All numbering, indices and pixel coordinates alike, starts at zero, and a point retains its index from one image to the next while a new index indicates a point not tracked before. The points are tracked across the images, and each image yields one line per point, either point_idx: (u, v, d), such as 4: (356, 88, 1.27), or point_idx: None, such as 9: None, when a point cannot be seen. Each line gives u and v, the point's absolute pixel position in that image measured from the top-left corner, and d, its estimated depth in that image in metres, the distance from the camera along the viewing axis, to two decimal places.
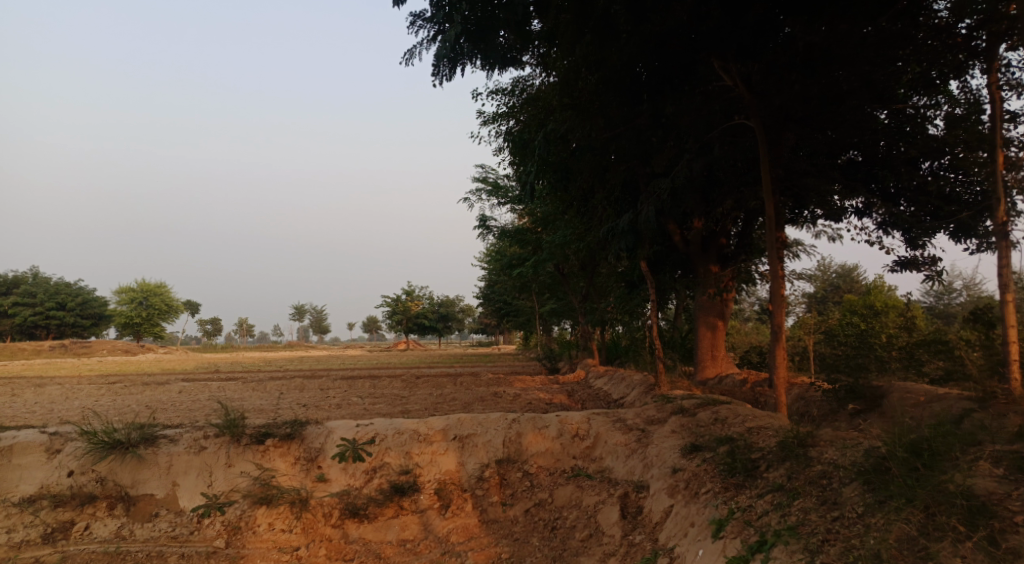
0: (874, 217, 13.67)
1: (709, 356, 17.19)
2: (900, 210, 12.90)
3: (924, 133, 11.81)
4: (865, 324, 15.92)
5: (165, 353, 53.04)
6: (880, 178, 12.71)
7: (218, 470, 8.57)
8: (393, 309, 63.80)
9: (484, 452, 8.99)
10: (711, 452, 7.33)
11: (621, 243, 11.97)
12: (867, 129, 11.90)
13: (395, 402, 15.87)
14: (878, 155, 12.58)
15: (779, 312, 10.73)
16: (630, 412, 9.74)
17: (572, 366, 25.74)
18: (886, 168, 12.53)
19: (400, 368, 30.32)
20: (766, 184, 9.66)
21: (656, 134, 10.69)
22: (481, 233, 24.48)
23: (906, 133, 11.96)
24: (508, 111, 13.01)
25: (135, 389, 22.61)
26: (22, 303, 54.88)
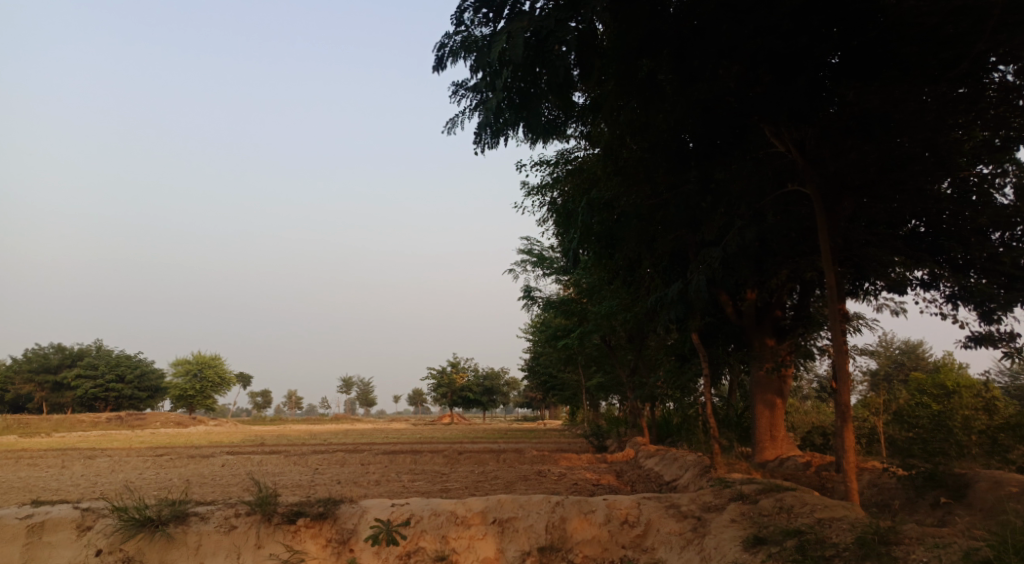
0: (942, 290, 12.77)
1: (767, 436, 16.18)
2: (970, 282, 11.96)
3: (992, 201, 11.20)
4: (939, 404, 14.79)
5: (215, 425, 53.60)
6: (947, 249, 11.90)
7: (247, 552, 8.18)
8: (438, 382, 63.44)
9: (526, 538, 8.37)
10: (777, 546, 6.62)
11: (671, 314, 11.50)
12: (929, 198, 11.35)
13: (437, 479, 15.31)
14: (942, 225, 11.86)
15: (845, 389, 9.93)
16: (685, 497, 9.03)
17: (621, 444, 24.75)
18: (952, 239, 11.80)
19: (444, 443, 29.66)
20: (826, 251, 9.18)
21: (706, 201, 10.41)
22: (526, 305, 24.24)
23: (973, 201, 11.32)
24: (552, 182, 12.95)
25: (180, 462, 22.58)
26: (85, 374, 56.71)
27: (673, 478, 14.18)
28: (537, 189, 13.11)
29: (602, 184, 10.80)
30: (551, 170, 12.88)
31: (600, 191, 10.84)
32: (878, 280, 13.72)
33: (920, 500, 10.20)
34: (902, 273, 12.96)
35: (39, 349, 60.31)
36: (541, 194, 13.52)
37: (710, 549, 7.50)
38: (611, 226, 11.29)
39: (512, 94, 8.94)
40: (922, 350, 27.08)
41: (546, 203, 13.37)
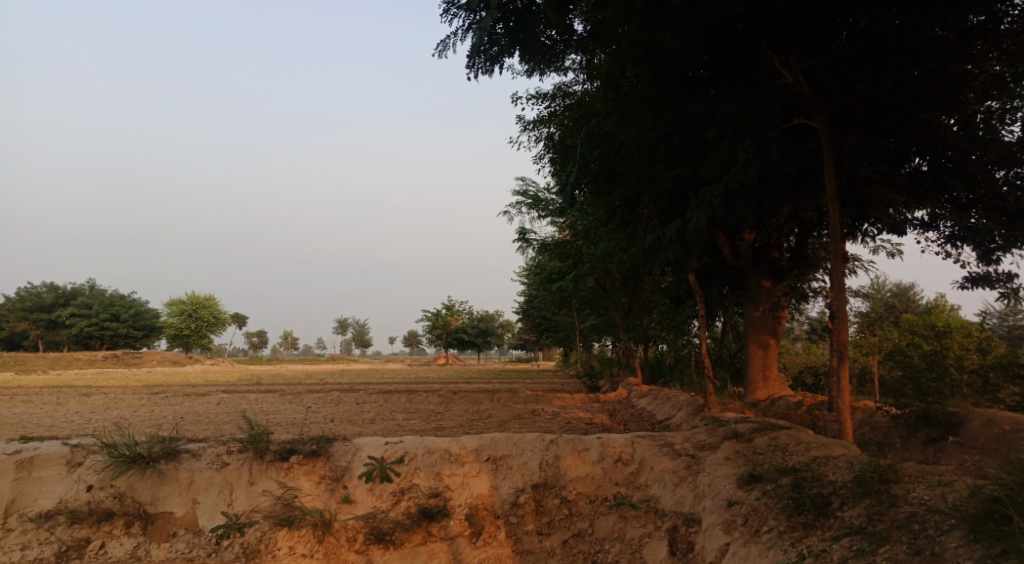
0: (942, 230, 12.53)
1: (760, 376, 16.24)
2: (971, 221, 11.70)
3: (998, 138, 10.86)
4: (932, 344, 14.77)
5: (211, 365, 53.93)
6: (950, 187, 11.59)
7: (239, 488, 8.15)
8: (433, 324, 63.66)
9: (519, 476, 8.36)
10: (772, 484, 6.58)
11: (669, 253, 11.25)
12: (935, 134, 10.99)
13: (430, 418, 15.37)
14: (946, 163, 11.54)
15: (842, 328, 9.75)
16: (679, 436, 9.00)
17: (614, 384, 24.93)
18: (955, 176, 11.51)
19: (439, 383, 29.86)
20: (831, 187, 8.90)
21: (710, 133, 10.05)
22: (520, 246, 23.97)
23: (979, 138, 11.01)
24: (548, 118, 12.50)
25: (176, 400, 22.67)
26: (79, 313, 56.62)
27: (666, 418, 14.24)
28: (533, 124, 12.66)
29: (601, 115, 10.38)
30: (548, 104, 12.41)
31: (600, 121, 10.41)
32: (878, 222, 13.49)
33: (912, 439, 10.23)
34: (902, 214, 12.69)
35: (32, 289, 60.01)
36: (536, 130, 13.08)
37: (704, 486, 7.46)
38: (610, 161, 10.92)
39: (506, 12, 8.49)
40: (915, 294, 27.10)
41: (542, 139, 12.95)
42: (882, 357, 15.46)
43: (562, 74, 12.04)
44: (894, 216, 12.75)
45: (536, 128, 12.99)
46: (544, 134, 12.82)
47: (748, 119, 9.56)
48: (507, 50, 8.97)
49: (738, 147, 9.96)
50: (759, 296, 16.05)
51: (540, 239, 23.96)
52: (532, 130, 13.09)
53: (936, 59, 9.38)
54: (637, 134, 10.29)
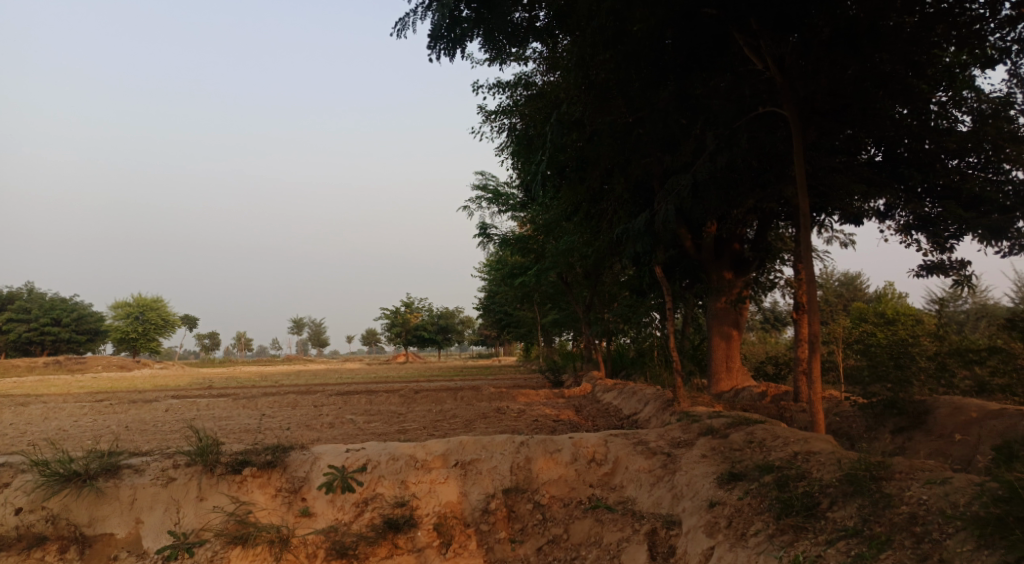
0: (897, 220, 12.55)
1: (724, 367, 16.19)
2: (926, 210, 11.71)
3: (952, 128, 10.95)
4: (890, 331, 14.91)
5: (162, 369, 51.99)
6: (906, 178, 11.56)
7: (187, 504, 7.55)
8: (391, 322, 62.57)
9: (489, 480, 7.98)
10: (754, 482, 6.34)
11: (636, 245, 10.98)
12: (893, 123, 11.02)
13: (392, 420, 14.85)
14: (903, 153, 11.56)
15: (813, 316, 9.40)
16: (652, 433, 8.73)
17: (577, 379, 24.69)
18: (912, 165, 11.49)
19: (400, 383, 29.23)
20: (802, 173, 8.76)
21: (684, 116, 9.81)
22: (480, 242, 23.56)
23: (934, 127, 11.06)
24: (509, 107, 12.12)
25: (122, 408, 21.57)
26: (17, 318, 53.88)
27: (633, 413, 14.04)
28: (494, 113, 12.27)
29: (570, 101, 10.08)
30: (509, 93, 12.01)
31: (568, 106, 10.08)
32: (836, 213, 13.50)
33: (880, 428, 10.18)
34: (859, 204, 12.70)
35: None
36: (497, 119, 12.70)
37: (682, 486, 7.20)
38: (578, 146, 10.59)
39: None
40: (866, 283, 27.63)
41: (504, 129, 12.58)
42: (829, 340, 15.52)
43: (523, 62, 11.68)
44: (851, 207, 12.75)
45: (497, 118, 12.59)
46: (506, 124, 12.45)
47: (721, 105, 9.43)
48: (470, 32, 8.60)
49: (710, 132, 9.79)
50: (721, 287, 16.03)
51: (501, 233, 23.53)
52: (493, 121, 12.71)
53: (900, 47, 9.37)
54: (608, 119, 10.02)
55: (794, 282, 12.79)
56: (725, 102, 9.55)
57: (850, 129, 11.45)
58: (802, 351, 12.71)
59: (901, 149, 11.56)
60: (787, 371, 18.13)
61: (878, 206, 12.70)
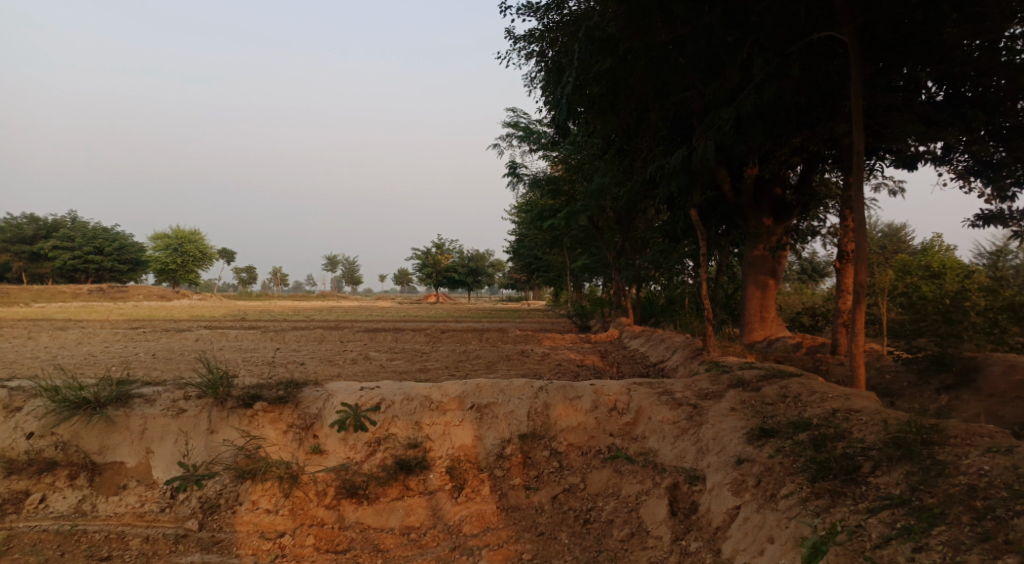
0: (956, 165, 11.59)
1: (757, 317, 15.60)
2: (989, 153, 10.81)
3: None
4: (938, 284, 14.07)
5: (199, 300, 53.08)
6: (969, 119, 10.54)
7: (197, 437, 7.43)
8: (422, 262, 62.47)
9: (505, 425, 7.68)
10: (787, 440, 5.90)
11: (672, 184, 10.31)
12: (959, 57, 9.97)
13: (414, 359, 14.69)
14: (968, 92, 10.54)
15: (860, 266, 8.70)
16: (679, 384, 8.28)
17: (605, 324, 24.30)
18: (977, 106, 10.49)
19: (428, 322, 29.23)
20: (858, 104, 7.94)
21: (731, 37, 8.99)
22: (510, 181, 22.90)
23: (1005, 63, 9.86)
24: (540, 34, 11.31)
25: (155, 336, 21.92)
26: (62, 246, 55.19)
27: (659, 361, 13.65)
28: (523, 39, 11.49)
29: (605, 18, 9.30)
30: (540, 18, 11.18)
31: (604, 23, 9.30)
32: (889, 156, 12.55)
33: (924, 386, 9.58)
34: (914, 147, 11.75)
35: (12, 220, 58.27)
36: (527, 46, 11.91)
37: (707, 440, 6.79)
38: (613, 69, 9.86)
39: None
40: (910, 235, 26.41)
41: (534, 57, 11.82)
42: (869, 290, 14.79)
43: None
44: (905, 150, 11.83)
45: (527, 45, 11.81)
46: (535, 52, 11.68)
47: (773, 26, 8.62)
48: None
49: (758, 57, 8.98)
50: (759, 234, 15.33)
51: (531, 174, 22.85)
52: (523, 48, 11.94)
53: None
54: (647, 40, 9.27)
55: (839, 230, 12.04)
56: (780, 25, 8.74)
57: (911, 64, 10.45)
58: (843, 302, 12.05)
59: (966, 88, 10.56)
60: (823, 323, 17.44)
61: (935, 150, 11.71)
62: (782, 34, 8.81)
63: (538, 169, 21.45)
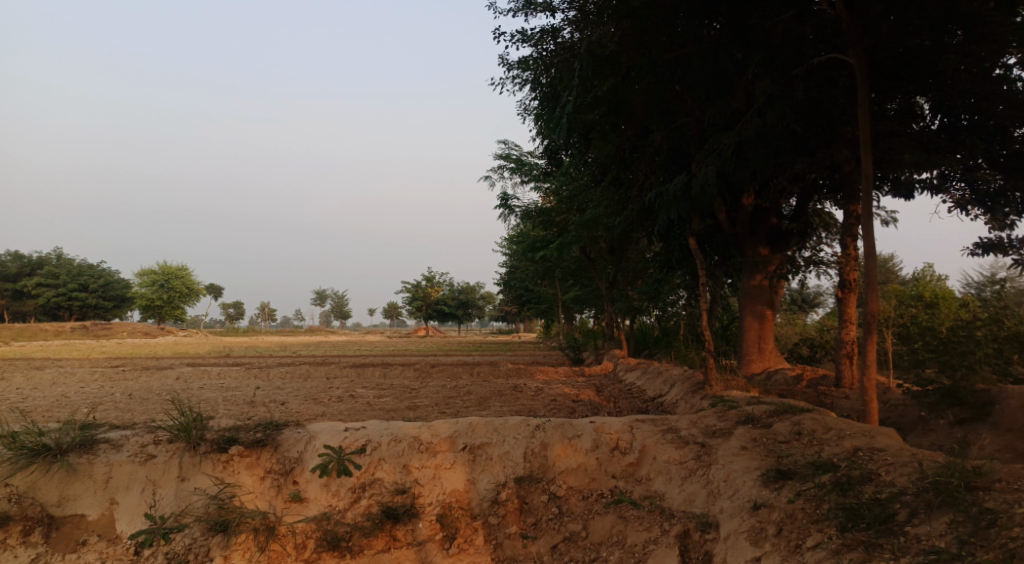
0: (952, 192, 11.40)
1: (755, 348, 15.16)
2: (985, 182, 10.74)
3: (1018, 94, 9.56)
4: (939, 313, 13.77)
5: (185, 336, 52.13)
6: (965, 147, 10.32)
7: (167, 485, 6.86)
8: (412, 296, 61.87)
9: (500, 468, 7.17)
10: (809, 483, 5.44)
11: (670, 211, 9.98)
12: (955, 86, 9.77)
13: (403, 395, 14.13)
14: (963, 120, 10.33)
15: (872, 292, 7.99)
16: (684, 420, 7.81)
17: (599, 357, 23.81)
18: (974, 134, 10.27)
19: (417, 356, 28.61)
20: (866, 125, 7.70)
21: (737, 52, 8.76)
22: (501, 213, 22.64)
23: (1003, 91, 9.61)
24: (533, 61, 11.08)
25: (135, 375, 21.19)
26: (46, 283, 54.28)
27: (657, 395, 13.18)
28: (516, 66, 11.26)
29: (606, 34, 9.04)
30: (534, 46, 10.98)
31: (605, 38, 9.03)
32: (884, 184, 12.35)
33: (936, 419, 9.17)
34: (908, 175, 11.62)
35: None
36: (519, 74, 11.69)
37: (719, 483, 6.31)
38: (612, 87, 9.58)
39: None
40: (901, 264, 26.29)
41: (527, 85, 11.59)
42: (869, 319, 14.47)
43: (551, 12, 10.62)
44: (900, 177, 11.69)
45: (520, 73, 11.58)
46: (528, 78, 11.45)
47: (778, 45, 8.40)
48: None
49: (763, 76, 8.74)
50: (755, 264, 15.04)
51: (523, 205, 22.60)
52: (516, 75, 11.71)
53: None
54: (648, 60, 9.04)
55: (840, 257, 11.73)
56: (784, 45, 8.53)
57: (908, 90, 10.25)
58: (846, 332, 11.68)
59: (962, 116, 10.35)
60: (821, 354, 17.07)
61: (931, 178, 11.53)
62: (787, 54, 8.60)
63: (529, 200, 21.19)
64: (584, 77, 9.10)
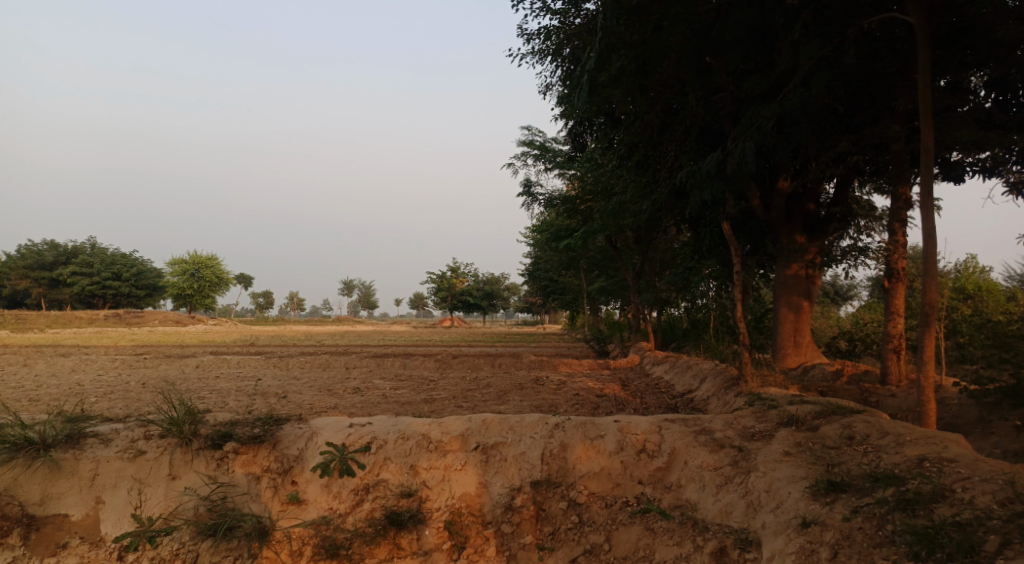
0: (1006, 176, 10.45)
1: (791, 342, 14.27)
2: None
3: None
4: (994, 306, 12.79)
5: (214, 325, 52.45)
6: (1022, 129, 9.43)
7: (156, 484, 6.43)
8: (438, 286, 61.48)
9: (515, 470, 6.56)
10: (866, 498, 4.77)
11: (704, 191, 9.24)
12: (1014, 59, 8.88)
13: (420, 387, 13.59)
14: (1019, 97, 9.44)
15: (932, 284, 7.14)
16: (719, 420, 7.12)
17: (625, 349, 23.06)
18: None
19: (440, 347, 28.06)
20: (926, 91, 6.94)
21: (783, 12, 8.01)
22: (525, 201, 21.98)
23: None
24: (555, 33, 10.38)
25: (157, 363, 21.01)
26: (80, 272, 55.01)
27: (687, 390, 12.45)
28: (537, 37, 10.57)
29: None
30: (556, 16, 10.26)
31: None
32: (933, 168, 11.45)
33: (998, 421, 8.32)
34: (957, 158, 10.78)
35: (32, 246, 58.27)
36: (540, 46, 10.98)
37: (760, 493, 5.63)
38: (644, 50, 8.85)
39: None
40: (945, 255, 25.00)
41: (549, 58, 10.90)
42: (914, 311, 13.53)
43: None
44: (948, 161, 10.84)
45: (541, 45, 10.88)
46: (551, 50, 10.74)
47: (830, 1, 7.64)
48: None
49: (811, 41, 7.98)
50: (791, 252, 14.14)
51: (547, 193, 21.89)
52: (537, 47, 11.02)
53: None
54: (688, 24, 8.34)
55: (888, 244, 10.82)
56: (837, 1, 7.76)
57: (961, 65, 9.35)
58: (894, 326, 10.79)
59: (1020, 92, 9.45)
60: (861, 348, 16.13)
61: (983, 161, 10.59)
62: (838, 14, 7.83)
63: (554, 187, 20.52)
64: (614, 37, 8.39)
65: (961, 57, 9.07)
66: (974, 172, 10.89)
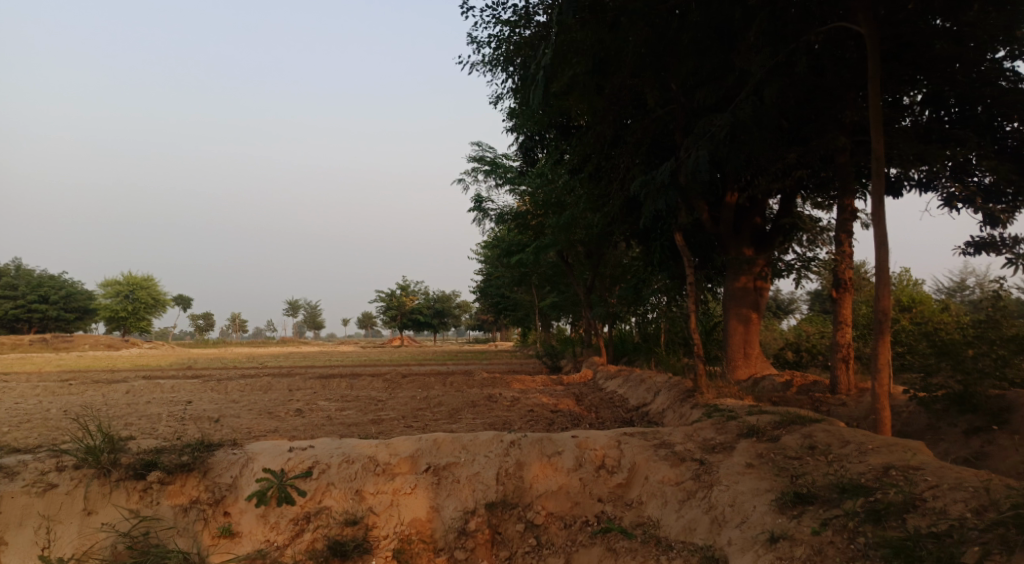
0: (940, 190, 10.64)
1: (741, 354, 14.28)
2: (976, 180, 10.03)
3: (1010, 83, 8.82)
4: (934, 315, 13.10)
5: (151, 348, 50.17)
6: (955, 142, 9.61)
7: (69, 521, 5.81)
8: (386, 305, 60.45)
9: (468, 492, 6.19)
10: (834, 509, 4.62)
11: (657, 201, 9.14)
12: (948, 73, 9.07)
13: (368, 408, 13.03)
14: (952, 112, 9.63)
15: (884, 291, 7.11)
16: (678, 433, 6.91)
17: (577, 365, 22.89)
18: (965, 126, 9.58)
19: (389, 366, 27.35)
20: (875, 98, 7.01)
21: (733, 20, 8.01)
22: (475, 216, 21.70)
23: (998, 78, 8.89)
24: (505, 41, 10.22)
25: (85, 389, 19.73)
26: (4, 295, 51.92)
27: (641, 404, 12.29)
28: (487, 44, 10.38)
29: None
30: (506, 24, 10.10)
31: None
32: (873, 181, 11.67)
33: (947, 427, 8.37)
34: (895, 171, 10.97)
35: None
36: (490, 54, 10.79)
37: (724, 509, 5.41)
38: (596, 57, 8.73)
39: None
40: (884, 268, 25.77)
41: (498, 67, 10.73)
42: (858, 321, 13.75)
43: None
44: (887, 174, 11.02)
45: (491, 53, 10.69)
46: (501, 59, 10.56)
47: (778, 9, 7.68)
48: None
49: (761, 49, 7.99)
50: (740, 265, 14.23)
51: (497, 209, 21.68)
52: (487, 57, 10.84)
53: None
54: (641, 30, 8.27)
55: (835, 254, 10.90)
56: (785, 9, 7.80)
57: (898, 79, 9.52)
58: (842, 335, 10.85)
59: (953, 106, 9.64)
60: (808, 359, 16.34)
61: (919, 175, 10.79)
62: (787, 23, 7.86)
63: (505, 202, 20.33)
64: (565, 41, 8.24)
65: (900, 70, 9.24)
66: (911, 186, 11.15)
